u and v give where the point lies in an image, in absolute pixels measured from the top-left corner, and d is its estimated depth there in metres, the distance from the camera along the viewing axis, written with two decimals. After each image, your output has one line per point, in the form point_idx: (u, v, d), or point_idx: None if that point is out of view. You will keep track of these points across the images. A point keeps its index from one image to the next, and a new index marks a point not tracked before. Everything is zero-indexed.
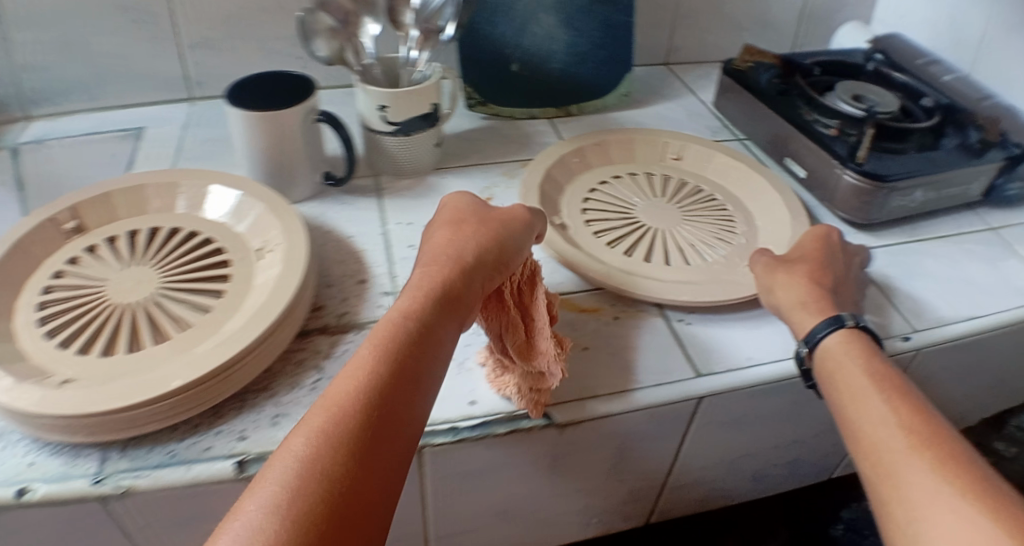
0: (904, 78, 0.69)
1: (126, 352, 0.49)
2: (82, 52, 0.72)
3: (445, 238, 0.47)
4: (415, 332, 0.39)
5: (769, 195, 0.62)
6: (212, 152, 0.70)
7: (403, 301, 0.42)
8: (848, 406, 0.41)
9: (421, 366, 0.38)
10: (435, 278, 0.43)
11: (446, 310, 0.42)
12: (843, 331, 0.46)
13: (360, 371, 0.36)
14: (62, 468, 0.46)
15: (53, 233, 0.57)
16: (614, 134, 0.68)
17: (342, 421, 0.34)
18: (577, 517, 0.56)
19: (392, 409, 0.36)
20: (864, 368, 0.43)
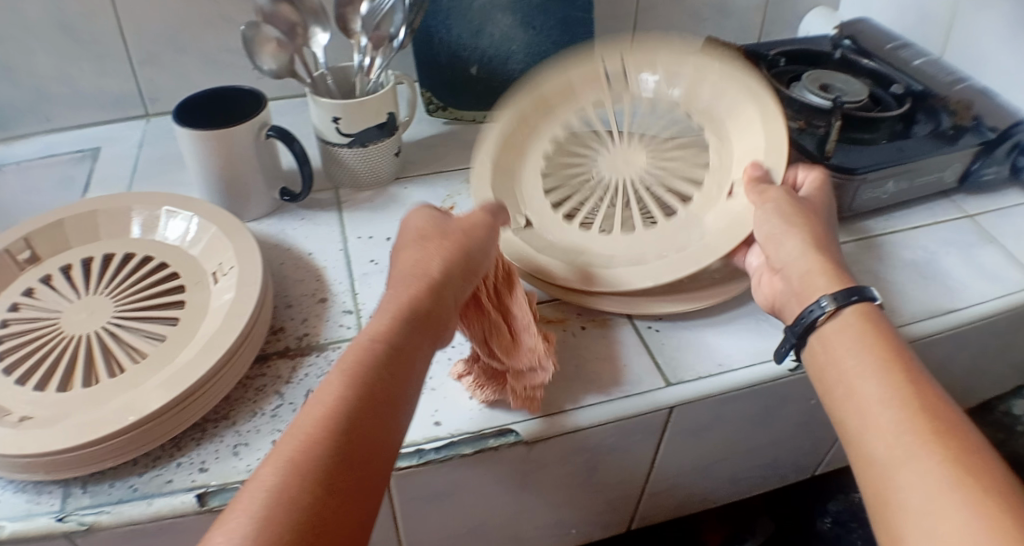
0: (871, 64, 0.67)
1: (80, 386, 0.48)
2: (29, 74, 0.70)
3: (413, 249, 0.46)
4: (388, 354, 0.39)
5: (757, 110, 0.52)
6: (168, 171, 0.68)
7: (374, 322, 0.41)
8: (850, 391, 0.39)
9: (395, 388, 0.38)
10: (406, 296, 0.43)
11: (418, 329, 0.41)
12: (859, 305, 0.42)
13: (332, 398, 0.36)
14: (26, 506, 0.45)
15: (7, 264, 0.56)
16: (549, 74, 0.56)
17: (312, 447, 0.34)
18: (554, 530, 0.55)
19: (367, 432, 0.36)
20: (879, 345, 0.40)
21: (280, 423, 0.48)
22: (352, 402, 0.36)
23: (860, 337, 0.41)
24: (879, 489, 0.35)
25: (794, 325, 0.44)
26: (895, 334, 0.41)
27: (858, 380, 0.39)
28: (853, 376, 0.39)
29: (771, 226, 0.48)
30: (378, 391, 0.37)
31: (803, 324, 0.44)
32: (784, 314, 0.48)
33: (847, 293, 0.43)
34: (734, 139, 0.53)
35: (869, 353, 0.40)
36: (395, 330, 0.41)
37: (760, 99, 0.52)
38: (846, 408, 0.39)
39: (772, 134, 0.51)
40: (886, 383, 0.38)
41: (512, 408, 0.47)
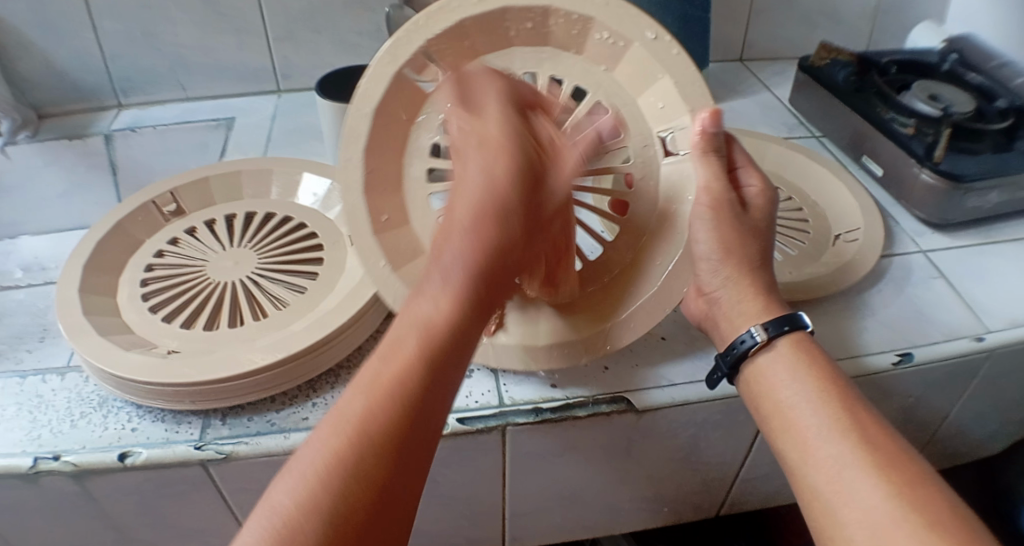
0: (978, 79, 0.69)
1: (226, 325, 0.53)
2: (171, 46, 0.77)
3: (484, 176, 0.41)
4: (440, 335, 0.36)
5: (640, 58, 0.44)
6: (299, 142, 0.73)
7: (422, 287, 0.38)
8: (789, 419, 0.41)
9: (443, 374, 0.36)
10: (463, 254, 0.38)
11: (476, 302, 0.38)
12: (790, 335, 0.44)
13: (370, 389, 0.35)
14: (164, 434, 0.50)
15: (154, 215, 0.62)
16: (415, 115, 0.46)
17: (371, 421, 0.34)
18: (648, 505, 0.58)
19: (416, 406, 0.35)
20: (813, 379, 0.42)
21: None
22: (396, 393, 0.34)
23: (791, 368, 0.43)
24: (825, 518, 0.38)
25: (726, 354, 0.45)
26: (826, 363, 0.43)
27: (797, 408, 0.41)
28: (791, 405, 0.41)
29: (706, 249, 0.45)
30: (427, 379, 0.35)
31: (735, 357, 0.45)
32: (711, 330, 0.49)
33: (779, 323, 0.44)
34: (637, 100, 0.46)
35: (804, 383, 0.42)
36: (449, 303, 0.37)
37: (630, 50, 0.44)
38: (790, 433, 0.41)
39: (682, 88, 0.43)
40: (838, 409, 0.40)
41: (623, 380, 0.50)
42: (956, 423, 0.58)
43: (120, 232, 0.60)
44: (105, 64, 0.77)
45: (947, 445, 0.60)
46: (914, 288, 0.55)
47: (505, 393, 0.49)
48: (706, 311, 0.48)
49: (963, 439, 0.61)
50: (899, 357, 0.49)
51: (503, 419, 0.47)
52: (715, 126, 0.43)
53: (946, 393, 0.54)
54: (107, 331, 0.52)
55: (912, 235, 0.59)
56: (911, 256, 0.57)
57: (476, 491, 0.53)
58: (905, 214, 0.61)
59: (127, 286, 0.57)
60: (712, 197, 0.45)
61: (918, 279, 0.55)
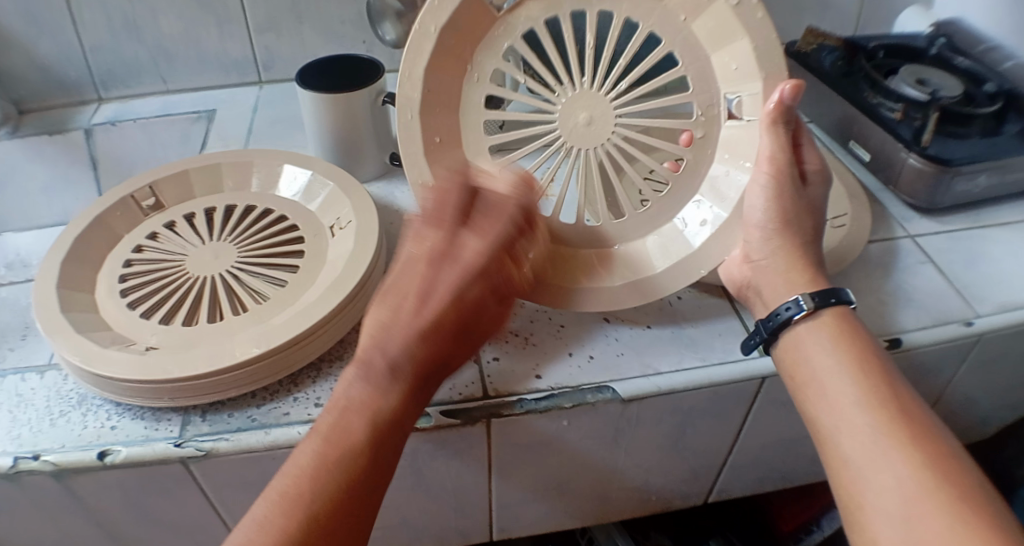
0: (965, 63, 0.69)
1: (205, 320, 0.52)
2: (149, 37, 0.75)
3: (443, 281, 0.37)
4: (384, 417, 0.37)
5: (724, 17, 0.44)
6: (282, 132, 0.72)
7: (362, 373, 0.37)
8: (822, 391, 0.40)
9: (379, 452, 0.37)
10: (409, 356, 0.37)
11: (416, 392, 0.38)
12: (836, 308, 0.43)
13: (305, 473, 0.35)
14: (144, 431, 0.49)
15: (133, 209, 0.61)
16: (481, 46, 0.46)
17: (302, 494, 0.35)
18: (636, 494, 0.57)
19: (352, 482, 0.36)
20: (852, 348, 0.41)
21: None
22: (328, 479, 0.35)
23: (833, 338, 0.42)
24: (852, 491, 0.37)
25: (767, 320, 0.44)
26: (866, 339, 0.42)
27: (831, 381, 0.40)
28: (826, 378, 0.41)
29: (760, 218, 0.45)
30: (366, 472, 0.36)
31: (774, 325, 0.44)
32: (750, 299, 0.48)
33: (825, 295, 0.43)
34: (711, 55, 0.45)
35: (841, 354, 0.41)
36: (390, 394, 0.37)
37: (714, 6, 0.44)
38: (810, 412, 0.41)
39: (762, 53, 0.43)
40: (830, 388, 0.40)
41: (612, 368, 0.49)
42: (947, 408, 0.58)
43: (99, 226, 0.59)
44: (85, 57, 0.75)
45: None
46: (904, 273, 0.54)
47: (489, 383, 0.48)
48: (749, 280, 0.47)
49: (954, 424, 0.60)
50: (889, 343, 0.49)
51: (487, 411, 0.46)
52: (794, 99, 0.43)
53: (936, 378, 0.53)
54: (84, 328, 0.51)
55: (899, 219, 0.59)
56: (899, 241, 0.57)
57: (463, 482, 0.52)
58: (893, 199, 0.61)
59: (105, 282, 0.56)
60: (778, 166, 0.44)
61: (907, 264, 0.55)
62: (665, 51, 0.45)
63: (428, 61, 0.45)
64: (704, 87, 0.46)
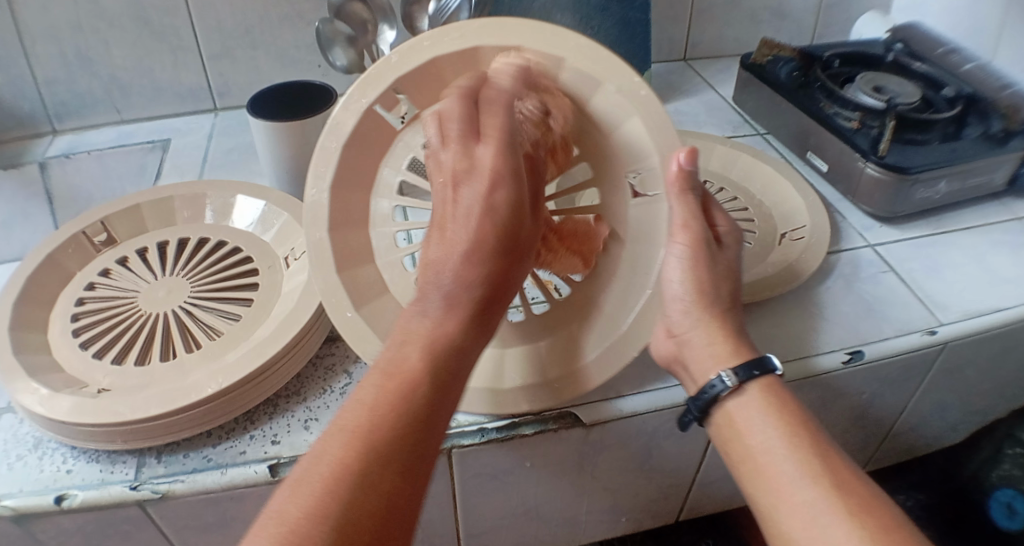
0: (924, 68, 0.69)
1: (158, 360, 0.51)
2: (103, 68, 0.74)
3: (473, 192, 0.40)
4: (448, 344, 0.38)
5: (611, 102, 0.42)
6: (238, 161, 0.71)
7: (420, 310, 0.39)
8: (759, 468, 0.39)
9: (446, 375, 0.37)
10: (471, 275, 0.39)
11: (476, 324, 0.39)
12: (762, 378, 0.42)
13: (375, 412, 0.34)
14: (99, 475, 0.47)
15: (85, 245, 0.60)
16: (388, 149, 0.47)
17: (383, 410, 0.34)
18: (605, 516, 0.57)
19: (432, 390, 0.36)
20: (783, 420, 0.40)
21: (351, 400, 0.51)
22: (393, 409, 0.34)
23: (762, 411, 0.41)
24: None
25: (697, 397, 0.43)
26: (797, 405, 0.41)
27: (767, 456, 0.39)
28: (761, 453, 0.39)
29: (680, 291, 0.43)
30: (431, 400, 0.36)
31: (702, 403, 0.43)
32: (680, 373, 0.46)
33: (750, 366, 0.42)
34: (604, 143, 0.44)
35: (774, 427, 0.40)
36: (455, 323, 0.38)
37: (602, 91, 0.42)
38: (749, 477, 0.40)
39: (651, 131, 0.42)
40: (784, 437, 0.39)
41: None
42: (917, 416, 0.57)
43: (50, 264, 0.57)
44: (38, 89, 0.74)
45: (907, 438, 0.60)
46: (864, 284, 0.54)
47: None
48: (676, 354, 0.45)
49: (925, 431, 0.60)
50: (849, 356, 0.48)
51: (448, 442, 0.46)
52: (692, 165, 0.42)
53: (901, 389, 0.53)
54: (35, 371, 0.49)
55: (859, 229, 0.59)
56: (859, 251, 0.56)
57: (428, 513, 0.51)
58: (854, 209, 0.60)
59: (58, 320, 0.54)
60: (693, 234, 0.43)
61: (868, 275, 0.54)
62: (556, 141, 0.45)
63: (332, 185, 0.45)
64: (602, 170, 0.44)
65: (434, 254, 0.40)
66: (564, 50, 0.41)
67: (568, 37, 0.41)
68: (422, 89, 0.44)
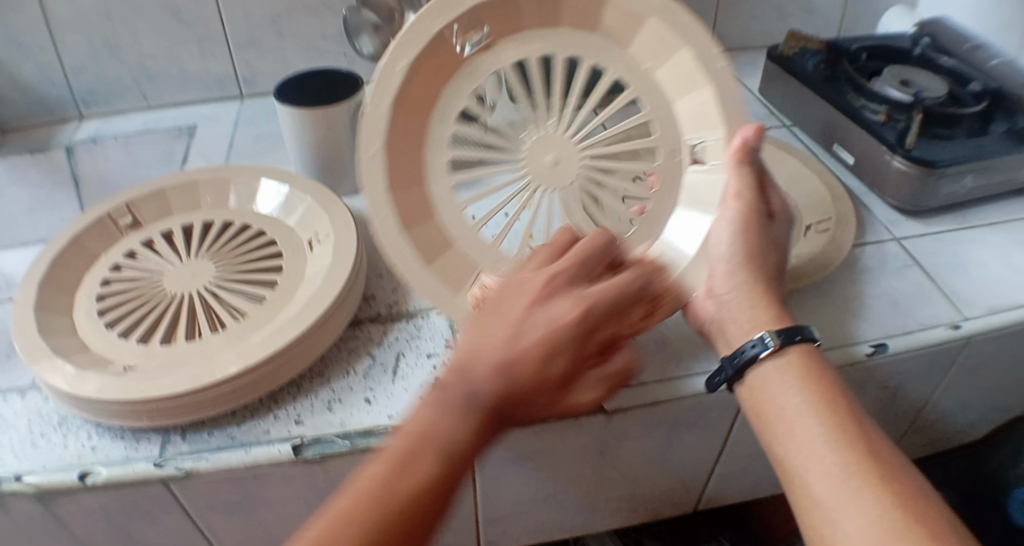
0: (951, 63, 0.68)
1: (183, 340, 0.51)
2: (130, 54, 0.75)
3: (547, 316, 0.37)
4: (455, 451, 0.35)
5: (687, 66, 0.45)
6: (262, 148, 0.72)
7: (438, 400, 0.36)
8: (793, 432, 0.39)
9: (445, 490, 0.34)
10: (489, 386, 0.36)
11: (486, 434, 0.36)
12: (801, 345, 0.42)
13: (367, 497, 0.33)
14: (124, 452, 0.48)
15: (110, 228, 0.60)
16: (453, 77, 0.45)
17: (373, 507, 0.33)
18: (623, 505, 0.57)
19: (425, 498, 0.33)
20: (814, 384, 0.40)
21: (373, 382, 0.52)
22: (385, 504, 0.33)
23: (798, 376, 0.41)
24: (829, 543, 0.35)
25: (733, 357, 0.43)
26: (833, 376, 0.41)
27: (797, 418, 0.39)
28: (794, 418, 0.39)
29: (724, 252, 0.45)
30: (421, 523, 0.33)
31: (736, 363, 0.43)
32: (715, 340, 0.47)
33: (790, 332, 0.42)
34: (674, 102, 0.46)
35: (808, 391, 0.40)
36: (470, 428, 0.35)
37: (677, 56, 0.45)
38: (774, 439, 0.40)
39: (722, 102, 0.44)
40: (816, 403, 0.39)
41: None
42: (938, 411, 0.57)
43: (76, 246, 0.58)
44: (65, 76, 0.75)
45: (929, 434, 0.59)
46: (890, 278, 0.53)
47: None
48: (714, 313, 0.47)
49: (946, 427, 0.59)
50: (874, 348, 0.48)
51: None
52: (755, 143, 0.44)
53: (925, 383, 0.53)
54: (62, 349, 0.50)
55: (885, 223, 0.58)
56: (884, 245, 0.56)
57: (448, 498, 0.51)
58: (879, 203, 0.60)
59: (83, 301, 0.55)
60: (745, 205, 0.45)
61: (893, 268, 0.54)
62: (632, 94, 0.47)
63: (385, 142, 0.43)
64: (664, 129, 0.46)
65: (469, 342, 0.38)
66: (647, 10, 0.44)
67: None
68: (502, 18, 0.44)
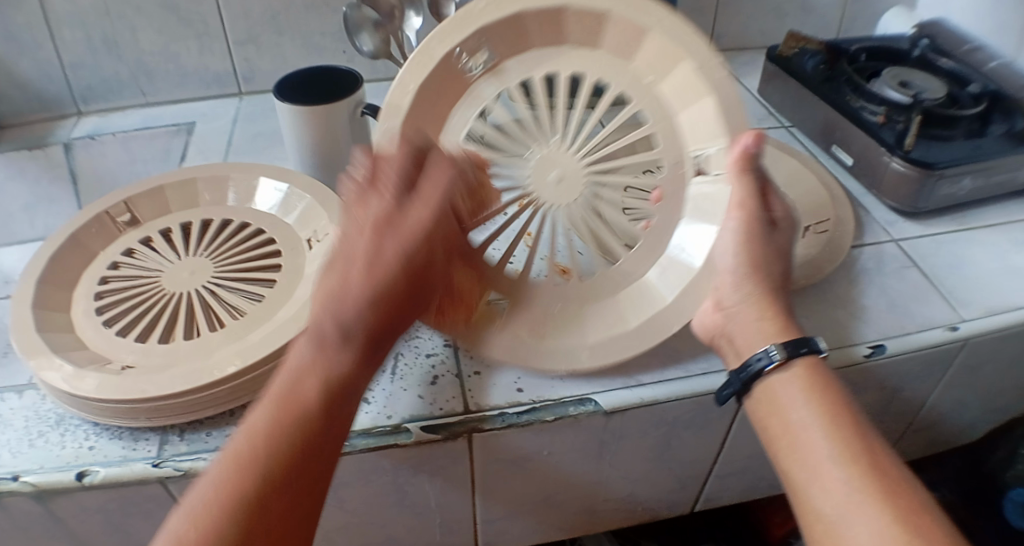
0: (950, 64, 0.68)
1: (181, 338, 0.51)
2: (129, 50, 0.74)
3: (393, 241, 0.38)
4: (338, 381, 0.37)
5: (690, 78, 0.45)
6: (262, 146, 0.72)
7: (312, 342, 0.37)
8: (800, 443, 0.38)
9: (334, 416, 0.37)
10: (356, 320, 0.37)
11: (368, 358, 0.38)
12: (808, 357, 0.41)
13: (257, 436, 0.35)
14: (122, 452, 0.48)
15: (108, 226, 0.60)
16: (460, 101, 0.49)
17: (265, 446, 0.35)
18: (621, 505, 0.57)
19: (318, 426, 0.36)
20: (822, 397, 0.39)
21: None
22: (281, 448, 0.35)
23: (805, 388, 0.40)
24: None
25: (740, 370, 0.42)
26: (841, 387, 0.40)
27: (806, 429, 0.38)
28: (802, 429, 0.38)
29: (730, 264, 0.43)
30: (313, 454, 0.36)
31: (744, 377, 0.42)
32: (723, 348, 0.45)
33: (797, 343, 0.41)
34: (677, 115, 0.47)
35: (815, 403, 0.39)
36: (344, 361, 0.37)
37: (681, 67, 0.45)
38: (781, 449, 0.39)
39: (725, 107, 0.44)
40: (824, 414, 0.38)
41: (591, 381, 0.48)
42: (935, 413, 0.57)
43: (74, 244, 0.58)
44: (63, 71, 0.75)
45: (927, 434, 0.59)
46: (885, 278, 0.54)
47: (470, 398, 0.47)
48: (722, 327, 0.44)
49: (943, 429, 0.60)
50: (872, 349, 0.48)
51: (469, 426, 0.46)
52: (756, 148, 0.42)
53: (922, 385, 0.53)
54: (60, 348, 0.50)
55: (883, 224, 0.58)
56: (883, 246, 0.56)
57: (446, 497, 0.51)
58: (878, 204, 0.60)
59: (81, 299, 0.55)
60: (748, 213, 0.43)
61: (891, 270, 0.54)
62: (635, 109, 0.48)
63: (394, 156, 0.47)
64: (671, 141, 0.47)
65: (328, 284, 0.37)
66: (648, 22, 0.44)
67: (653, 10, 0.44)
68: (502, 41, 0.47)
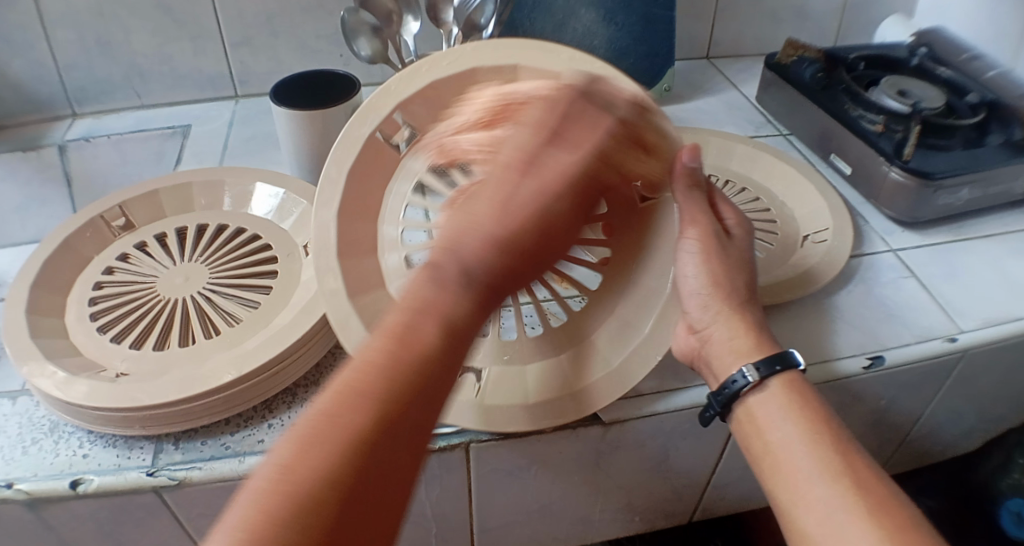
0: (947, 73, 0.68)
1: (176, 346, 0.51)
2: (125, 52, 0.74)
3: (531, 185, 0.36)
4: (457, 327, 0.33)
5: None
6: (258, 150, 0.71)
7: (435, 275, 0.33)
8: (783, 463, 0.39)
9: (444, 374, 0.32)
10: (484, 264, 0.34)
11: (484, 308, 0.34)
12: (783, 374, 0.41)
13: (371, 372, 0.30)
14: (116, 460, 0.47)
15: (103, 230, 0.60)
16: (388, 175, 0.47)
17: (381, 391, 0.30)
18: (617, 515, 0.57)
19: (433, 378, 0.31)
20: (800, 414, 0.40)
21: None
22: (396, 397, 0.30)
23: (784, 408, 0.41)
24: None
25: (719, 392, 0.43)
26: (819, 401, 0.41)
27: (791, 449, 0.39)
28: (790, 450, 0.39)
29: (698, 285, 0.44)
30: (428, 408, 0.31)
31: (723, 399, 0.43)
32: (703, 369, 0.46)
33: (771, 362, 0.42)
34: None
35: (794, 422, 0.40)
36: (464, 305, 0.33)
37: None
38: (771, 467, 0.40)
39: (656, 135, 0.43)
40: (805, 434, 0.39)
41: None
42: (930, 423, 0.57)
43: (68, 248, 0.57)
44: (58, 73, 0.74)
45: (922, 444, 0.59)
46: (884, 288, 0.54)
47: None
48: (699, 350, 0.45)
49: (938, 439, 0.60)
50: (869, 361, 0.48)
51: (465, 436, 0.46)
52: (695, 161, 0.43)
53: (919, 396, 0.53)
54: (54, 354, 0.49)
55: (880, 234, 0.58)
56: (880, 256, 0.56)
57: (442, 507, 0.51)
58: (875, 213, 0.60)
59: (75, 305, 0.54)
60: (701, 228, 0.44)
61: (890, 280, 0.54)
62: None
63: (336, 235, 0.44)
64: None
65: (456, 220, 0.35)
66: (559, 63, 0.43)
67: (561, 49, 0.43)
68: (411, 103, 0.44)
